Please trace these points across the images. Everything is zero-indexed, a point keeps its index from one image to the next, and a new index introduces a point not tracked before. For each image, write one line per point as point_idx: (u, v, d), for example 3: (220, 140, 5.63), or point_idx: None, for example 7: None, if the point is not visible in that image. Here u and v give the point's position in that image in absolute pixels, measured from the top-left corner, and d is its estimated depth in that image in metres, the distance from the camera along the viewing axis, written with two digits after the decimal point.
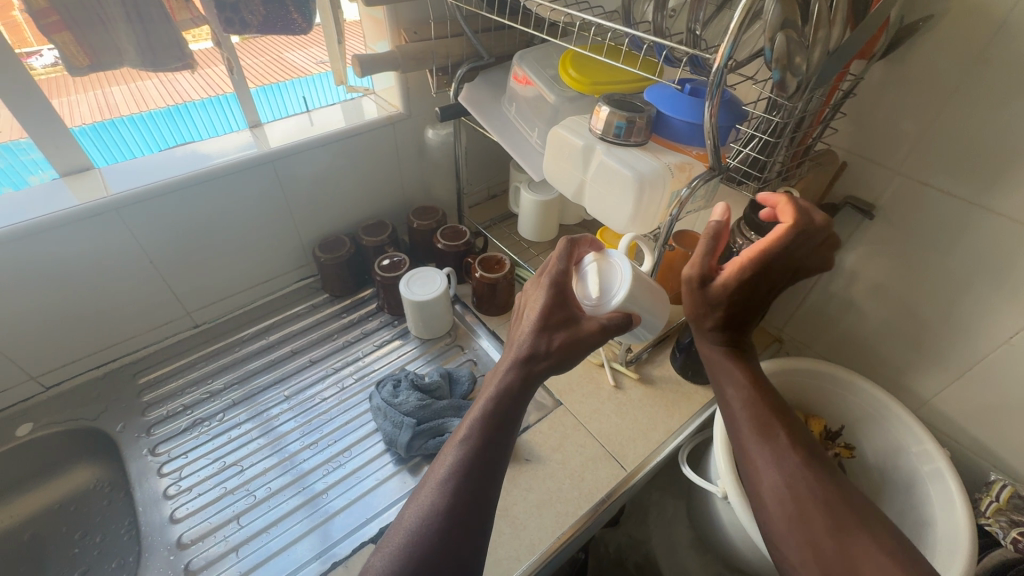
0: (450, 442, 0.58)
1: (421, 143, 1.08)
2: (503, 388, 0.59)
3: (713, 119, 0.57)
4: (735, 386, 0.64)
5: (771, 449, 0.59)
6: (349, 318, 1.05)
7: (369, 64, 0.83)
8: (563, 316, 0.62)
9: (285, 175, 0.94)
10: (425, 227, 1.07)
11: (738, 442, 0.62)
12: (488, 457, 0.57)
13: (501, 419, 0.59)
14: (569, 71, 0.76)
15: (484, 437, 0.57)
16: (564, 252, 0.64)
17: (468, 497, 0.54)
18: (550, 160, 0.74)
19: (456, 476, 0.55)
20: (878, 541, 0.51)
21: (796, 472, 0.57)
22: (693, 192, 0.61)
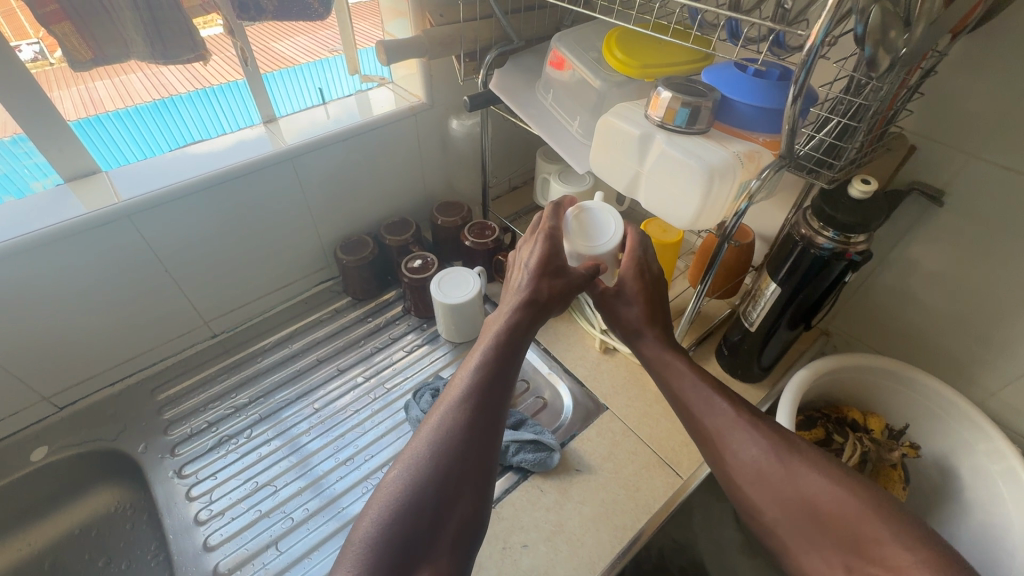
0: (463, 366, 0.63)
1: (443, 134, 1.02)
2: (511, 322, 0.66)
3: (796, 106, 0.51)
4: (681, 371, 0.73)
5: (720, 423, 0.68)
6: (375, 323, 1.00)
7: (394, 51, 0.77)
8: (557, 265, 0.73)
9: (304, 173, 0.88)
10: (451, 224, 1.01)
11: (694, 423, 0.70)
12: (499, 378, 0.61)
13: (510, 349, 0.64)
14: (615, 53, 0.70)
15: (496, 359, 0.62)
16: (554, 211, 0.77)
17: (481, 411, 0.58)
18: (599, 151, 0.69)
19: (472, 394, 0.59)
20: (830, 477, 0.59)
21: (748, 437, 0.65)
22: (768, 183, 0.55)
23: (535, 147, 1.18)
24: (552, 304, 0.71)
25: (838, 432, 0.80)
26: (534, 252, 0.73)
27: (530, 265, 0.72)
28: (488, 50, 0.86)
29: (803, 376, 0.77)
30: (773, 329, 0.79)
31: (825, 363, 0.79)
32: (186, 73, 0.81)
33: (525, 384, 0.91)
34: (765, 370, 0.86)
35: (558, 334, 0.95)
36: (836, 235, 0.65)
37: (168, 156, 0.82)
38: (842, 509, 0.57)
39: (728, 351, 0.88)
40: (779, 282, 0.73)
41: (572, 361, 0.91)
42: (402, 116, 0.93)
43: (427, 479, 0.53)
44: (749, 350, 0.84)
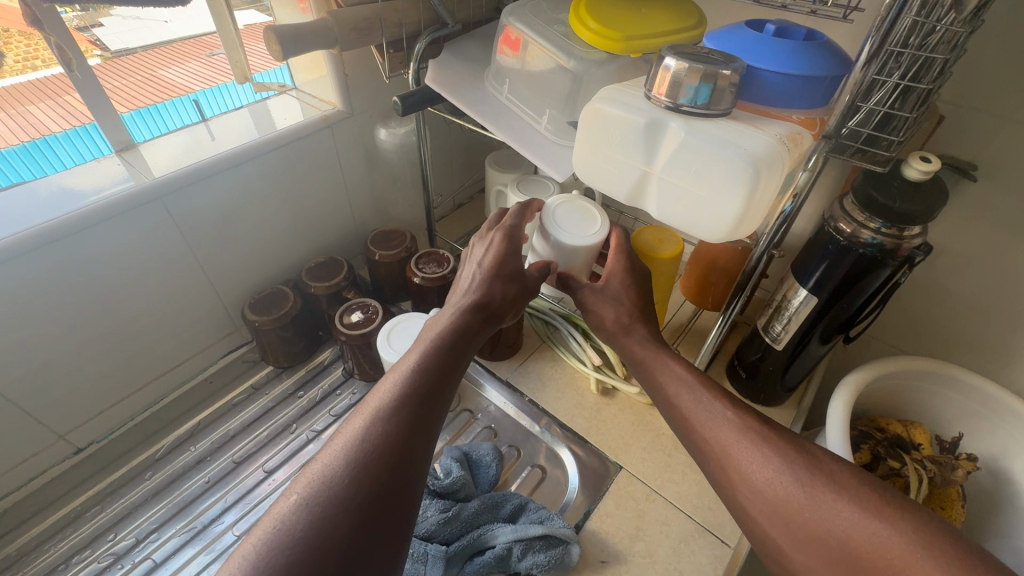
0: (393, 371, 0.50)
1: (369, 150, 0.82)
2: (455, 324, 0.55)
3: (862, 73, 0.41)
4: (675, 374, 0.56)
5: (723, 432, 0.50)
6: (309, 396, 0.78)
7: (291, 41, 0.57)
8: (515, 267, 0.62)
9: (182, 213, 0.65)
10: (392, 257, 0.81)
11: (694, 440, 0.52)
12: (436, 392, 0.49)
13: (450, 356, 0.53)
14: (589, 24, 0.54)
15: (433, 367, 0.51)
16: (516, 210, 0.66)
17: (410, 426, 0.45)
18: (584, 149, 0.52)
19: (404, 402, 0.47)
20: (873, 507, 0.42)
21: (765, 452, 0.47)
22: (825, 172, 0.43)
23: (480, 156, 1.01)
24: (504, 311, 0.60)
25: (892, 455, 0.68)
26: (491, 249, 0.62)
27: (483, 263, 0.61)
28: (416, 37, 0.68)
29: (845, 396, 0.65)
30: (802, 345, 0.65)
31: (862, 376, 0.67)
32: (56, 108, 0.61)
33: (514, 450, 0.72)
34: (789, 390, 0.73)
35: (543, 379, 0.77)
36: (884, 226, 0.52)
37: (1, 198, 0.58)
38: (904, 559, 0.39)
39: (744, 372, 0.75)
40: (811, 289, 0.60)
41: (566, 412, 0.73)
42: (313, 129, 0.73)
43: (336, 509, 0.40)
44: (772, 370, 0.71)
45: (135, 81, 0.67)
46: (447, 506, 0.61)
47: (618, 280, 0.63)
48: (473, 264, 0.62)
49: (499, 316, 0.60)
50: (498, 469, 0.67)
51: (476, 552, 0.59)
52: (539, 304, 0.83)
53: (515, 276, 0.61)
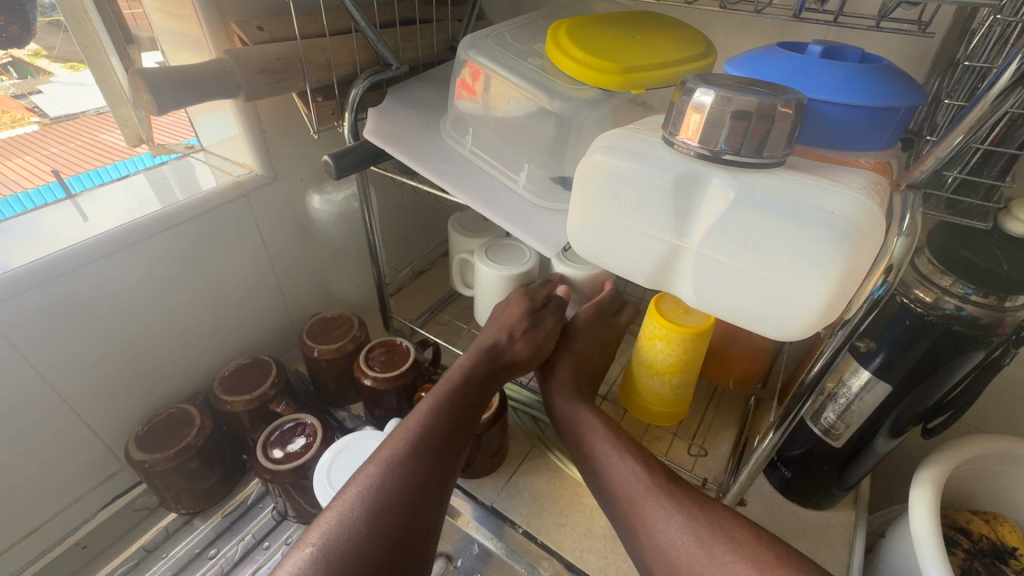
0: (409, 416, 0.45)
1: (302, 221, 0.67)
2: (470, 370, 0.49)
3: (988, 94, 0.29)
4: (594, 427, 0.49)
5: (631, 489, 0.44)
6: (225, 555, 0.57)
7: (168, 87, 0.41)
8: (529, 317, 0.54)
9: (21, 326, 0.46)
10: (333, 353, 0.64)
11: (609, 502, 0.45)
12: (454, 440, 0.44)
13: (467, 403, 0.47)
14: (574, 54, 0.42)
15: (448, 414, 0.45)
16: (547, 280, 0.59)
17: (426, 480, 0.41)
18: (583, 213, 0.38)
19: (418, 452, 0.42)
20: (771, 569, 0.38)
21: (675, 508, 0.42)
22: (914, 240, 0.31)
23: (439, 217, 0.86)
24: (521, 362, 0.52)
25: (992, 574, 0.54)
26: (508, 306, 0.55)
27: (496, 317, 0.54)
28: (351, 81, 0.54)
29: (925, 501, 0.51)
30: (865, 439, 0.52)
31: (938, 471, 0.53)
32: None
33: None
34: (845, 490, 0.58)
35: (539, 500, 0.60)
36: (972, 292, 0.40)
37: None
38: None
39: (789, 471, 0.60)
40: (874, 372, 0.47)
41: (573, 547, 0.56)
42: (221, 201, 0.57)
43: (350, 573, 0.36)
44: (825, 468, 0.56)
45: (75, 148, 0.57)
46: None
47: (582, 334, 0.57)
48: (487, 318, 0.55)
49: (519, 362, 0.52)
50: None
51: None
52: (523, 397, 0.67)
53: (533, 323, 0.53)
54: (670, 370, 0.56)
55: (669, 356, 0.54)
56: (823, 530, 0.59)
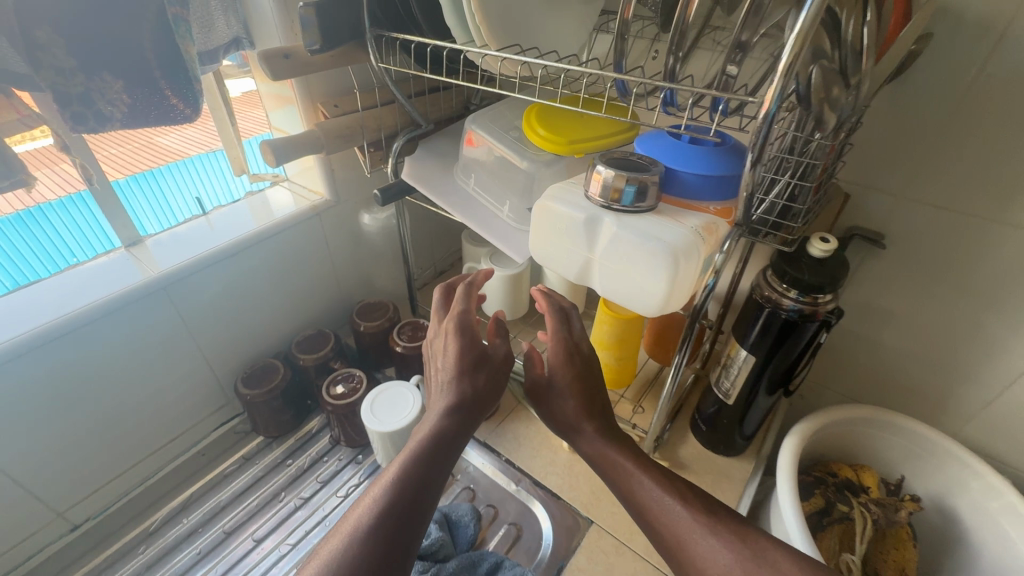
0: (374, 484, 0.45)
1: (355, 232, 0.91)
2: (437, 427, 0.50)
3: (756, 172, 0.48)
4: (625, 466, 0.54)
5: (674, 527, 0.48)
6: (296, 466, 0.81)
7: (282, 150, 0.65)
8: (476, 355, 0.56)
9: (179, 298, 0.72)
10: (375, 329, 0.88)
11: (658, 539, 0.49)
12: (406, 529, 0.43)
13: (437, 460, 0.48)
14: (539, 130, 0.63)
15: (414, 473, 0.46)
16: (462, 293, 0.62)
17: (389, 547, 0.41)
18: (538, 237, 0.60)
19: (380, 519, 0.43)
20: None
21: (712, 541, 0.46)
22: (732, 258, 0.51)
23: (457, 229, 1.10)
24: (487, 402, 0.55)
25: (841, 500, 0.73)
26: (449, 345, 0.56)
27: (448, 358, 0.56)
28: (395, 136, 0.77)
29: (790, 445, 0.71)
30: (751, 397, 0.72)
31: (806, 425, 0.74)
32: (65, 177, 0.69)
33: (491, 509, 0.76)
34: (747, 441, 0.78)
35: (519, 439, 0.82)
36: (800, 297, 0.60)
37: (15, 300, 0.64)
38: None
39: (706, 426, 0.80)
40: (749, 349, 0.68)
41: (541, 470, 0.78)
42: (302, 219, 0.82)
43: None
44: (728, 423, 0.77)
45: (132, 149, 0.76)
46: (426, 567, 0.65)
47: (561, 369, 0.58)
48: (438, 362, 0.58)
49: (483, 408, 0.54)
50: (474, 529, 0.71)
51: None
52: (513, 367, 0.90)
53: (487, 361, 0.57)
54: (613, 346, 0.78)
55: (613, 334, 0.77)
56: (730, 470, 0.79)
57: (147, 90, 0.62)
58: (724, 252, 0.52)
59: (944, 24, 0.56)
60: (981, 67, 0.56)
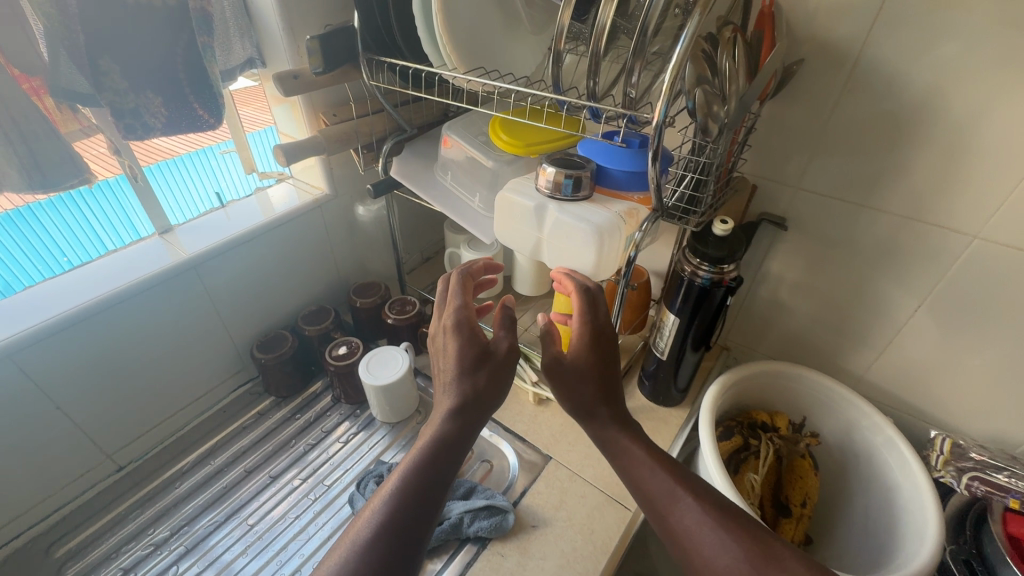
0: (380, 492, 0.49)
1: (351, 221, 1.06)
2: (437, 435, 0.52)
3: (657, 169, 0.61)
4: (639, 465, 0.57)
5: (686, 528, 0.51)
6: (304, 419, 0.96)
7: (292, 152, 0.80)
8: (478, 353, 0.58)
9: (205, 276, 0.86)
10: (370, 304, 1.02)
11: (668, 536, 0.52)
12: (415, 525, 0.47)
13: (438, 465, 0.51)
14: (502, 135, 0.77)
15: (416, 483, 0.49)
16: (458, 290, 0.64)
17: (392, 554, 0.45)
18: (501, 221, 0.75)
19: (384, 528, 0.46)
20: None
21: (719, 541, 0.49)
22: (646, 234, 0.66)
23: (440, 220, 1.24)
24: (490, 400, 0.57)
25: (752, 436, 0.90)
26: (449, 347, 0.58)
27: (448, 360, 0.57)
28: (385, 140, 0.91)
29: (712, 392, 0.87)
30: (681, 354, 0.87)
31: (728, 377, 0.90)
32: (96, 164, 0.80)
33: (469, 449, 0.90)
34: (682, 392, 0.94)
35: None
36: (710, 269, 0.75)
37: (74, 274, 0.79)
38: None
39: (648, 381, 0.95)
40: (676, 314, 0.83)
41: (510, 418, 0.93)
42: (307, 210, 0.96)
43: None
44: (666, 377, 0.92)
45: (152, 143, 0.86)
46: None
47: (578, 354, 0.61)
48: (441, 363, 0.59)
49: (484, 407, 0.56)
50: None
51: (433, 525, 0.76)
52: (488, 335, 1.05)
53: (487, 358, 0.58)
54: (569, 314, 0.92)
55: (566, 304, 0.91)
56: (668, 416, 0.95)
57: (179, 103, 0.77)
58: (642, 230, 0.66)
59: (817, 50, 0.71)
60: (845, 85, 0.72)
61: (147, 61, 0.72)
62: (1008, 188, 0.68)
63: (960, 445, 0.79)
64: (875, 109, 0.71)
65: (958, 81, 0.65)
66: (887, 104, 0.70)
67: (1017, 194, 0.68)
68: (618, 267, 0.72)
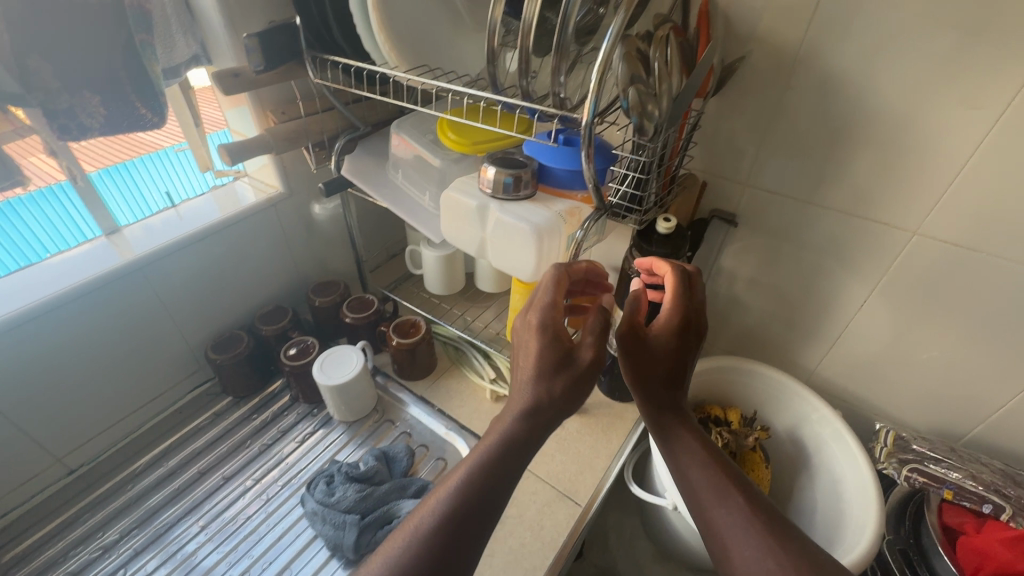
0: (444, 483, 0.52)
1: (309, 219, 1.05)
2: (503, 436, 0.54)
3: (591, 170, 0.60)
4: (692, 462, 0.59)
5: (729, 533, 0.52)
6: (261, 419, 0.96)
7: (237, 152, 0.79)
8: (560, 357, 0.57)
9: (154, 277, 0.85)
10: (329, 303, 1.02)
11: (711, 540, 0.54)
12: (478, 519, 0.50)
13: (502, 463, 0.53)
14: (449, 134, 0.77)
15: (479, 479, 0.52)
16: (549, 287, 0.60)
17: (451, 546, 0.48)
18: (446, 220, 0.75)
19: (443, 521, 0.49)
20: None
21: (759, 551, 0.50)
22: (586, 232, 0.66)
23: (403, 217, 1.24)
24: (564, 404, 0.56)
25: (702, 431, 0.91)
26: (529, 347, 0.58)
27: (527, 362, 0.57)
28: (336, 137, 0.91)
29: None
30: None
31: None
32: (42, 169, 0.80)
33: (423, 447, 0.91)
34: None
35: (450, 392, 0.98)
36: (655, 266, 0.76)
37: (16, 278, 0.77)
38: None
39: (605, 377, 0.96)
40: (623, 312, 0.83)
41: (467, 416, 0.94)
42: (260, 210, 0.95)
43: None
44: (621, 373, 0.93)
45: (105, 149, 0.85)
46: (362, 487, 0.78)
47: (658, 342, 0.62)
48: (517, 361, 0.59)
49: (558, 411, 0.56)
50: (408, 462, 0.86)
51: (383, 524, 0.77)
52: (448, 333, 1.05)
53: (570, 361, 0.57)
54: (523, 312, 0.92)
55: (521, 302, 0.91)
56: (623, 412, 0.96)
57: (117, 102, 0.75)
58: (582, 228, 0.65)
59: (758, 48, 0.72)
60: (786, 83, 0.72)
61: (82, 59, 0.70)
62: (943, 186, 0.69)
63: (902, 438, 0.80)
64: (815, 107, 0.72)
65: (892, 79, 0.65)
66: (826, 102, 0.71)
67: (951, 192, 0.69)
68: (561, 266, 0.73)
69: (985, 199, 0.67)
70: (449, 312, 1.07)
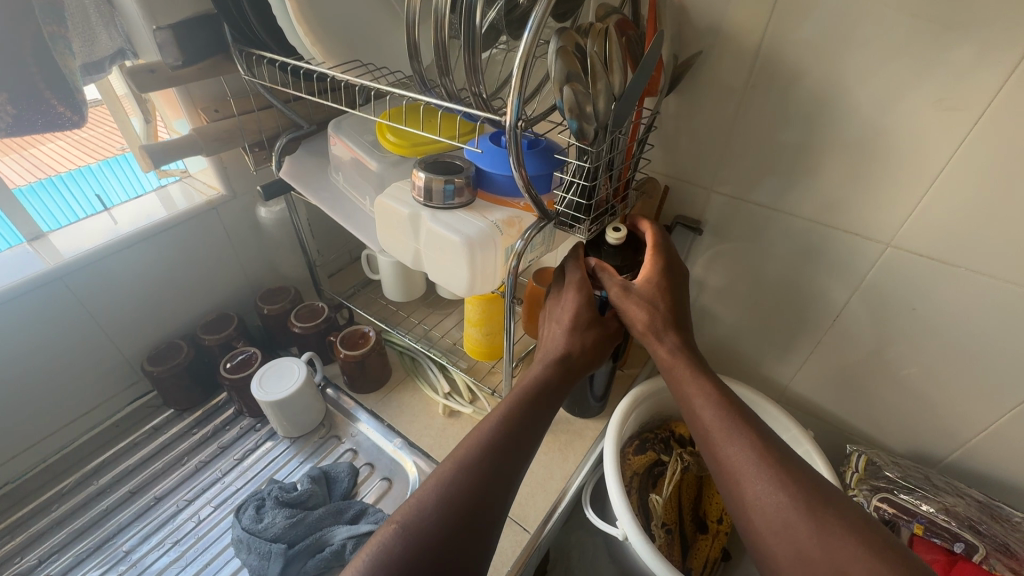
0: (488, 416, 0.58)
1: (256, 222, 0.99)
2: (538, 379, 0.60)
3: (524, 178, 0.54)
4: (695, 391, 0.59)
5: (737, 462, 0.53)
6: (201, 433, 0.91)
7: (159, 153, 0.73)
8: (592, 316, 0.64)
9: (80, 286, 0.80)
10: (276, 311, 0.97)
11: (716, 466, 0.55)
12: (519, 447, 0.56)
13: (542, 399, 0.60)
14: (387, 136, 0.71)
15: (519, 412, 0.58)
16: (576, 255, 0.66)
17: (496, 470, 0.53)
18: (381, 229, 0.69)
19: (486, 447, 0.54)
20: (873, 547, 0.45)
21: (771, 483, 0.51)
22: (526, 244, 0.59)
23: None
24: (590, 357, 0.64)
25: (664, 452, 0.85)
26: (567, 304, 0.63)
27: (562, 320, 0.64)
28: (276, 137, 0.85)
29: (622, 408, 0.81)
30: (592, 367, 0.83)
31: (643, 390, 0.84)
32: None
33: (369, 466, 0.86)
34: (600, 402, 0.89)
35: (402, 406, 0.93)
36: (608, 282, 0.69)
37: None
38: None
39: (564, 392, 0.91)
40: None
41: (417, 432, 0.89)
42: (200, 213, 0.90)
43: (427, 542, 0.48)
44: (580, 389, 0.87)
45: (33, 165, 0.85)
46: (293, 512, 0.74)
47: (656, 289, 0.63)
48: (552, 319, 0.66)
49: (587, 363, 0.64)
50: (350, 482, 0.82)
51: (315, 551, 0.73)
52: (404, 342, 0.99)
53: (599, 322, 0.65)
54: (478, 323, 0.86)
55: (474, 312, 0.85)
56: (583, 428, 0.91)
57: (23, 99, 0.69)
58: (520, 239, 0.59)
59: (718, 41, 0.65)
60: (748, 80, 0.66)
61: None
62: (918, 195, 0.63)
63: (874, 463, 0.76)
64: (780, 106, 0.66)
65: (862, 77, 0.59)
66: (792, 101, 0.65)
67: (927, 201, 0.63)
68: (501, 280, 0.67)
69: (964, 209, 0.61)
70: (406, 321, 1.02)
